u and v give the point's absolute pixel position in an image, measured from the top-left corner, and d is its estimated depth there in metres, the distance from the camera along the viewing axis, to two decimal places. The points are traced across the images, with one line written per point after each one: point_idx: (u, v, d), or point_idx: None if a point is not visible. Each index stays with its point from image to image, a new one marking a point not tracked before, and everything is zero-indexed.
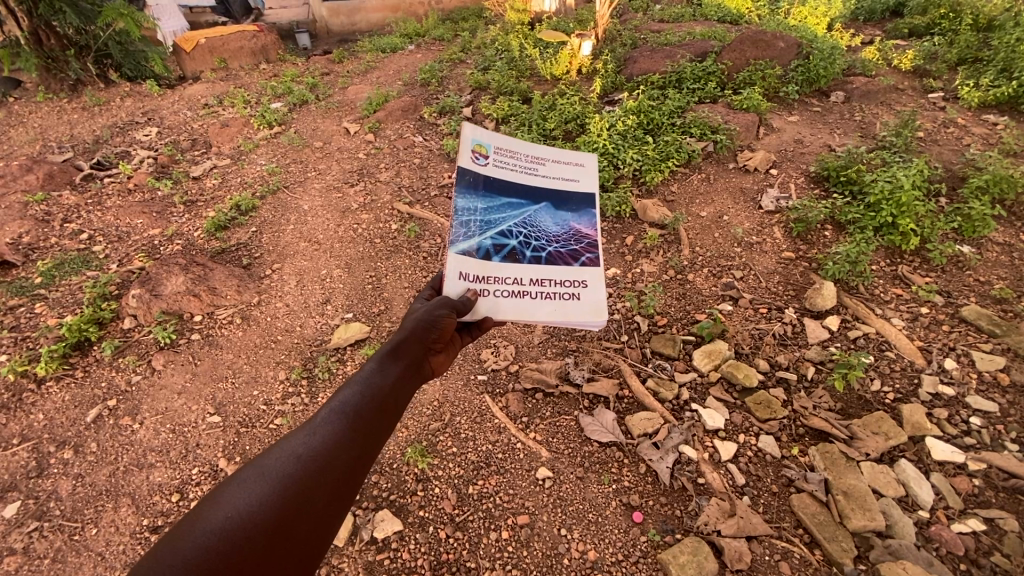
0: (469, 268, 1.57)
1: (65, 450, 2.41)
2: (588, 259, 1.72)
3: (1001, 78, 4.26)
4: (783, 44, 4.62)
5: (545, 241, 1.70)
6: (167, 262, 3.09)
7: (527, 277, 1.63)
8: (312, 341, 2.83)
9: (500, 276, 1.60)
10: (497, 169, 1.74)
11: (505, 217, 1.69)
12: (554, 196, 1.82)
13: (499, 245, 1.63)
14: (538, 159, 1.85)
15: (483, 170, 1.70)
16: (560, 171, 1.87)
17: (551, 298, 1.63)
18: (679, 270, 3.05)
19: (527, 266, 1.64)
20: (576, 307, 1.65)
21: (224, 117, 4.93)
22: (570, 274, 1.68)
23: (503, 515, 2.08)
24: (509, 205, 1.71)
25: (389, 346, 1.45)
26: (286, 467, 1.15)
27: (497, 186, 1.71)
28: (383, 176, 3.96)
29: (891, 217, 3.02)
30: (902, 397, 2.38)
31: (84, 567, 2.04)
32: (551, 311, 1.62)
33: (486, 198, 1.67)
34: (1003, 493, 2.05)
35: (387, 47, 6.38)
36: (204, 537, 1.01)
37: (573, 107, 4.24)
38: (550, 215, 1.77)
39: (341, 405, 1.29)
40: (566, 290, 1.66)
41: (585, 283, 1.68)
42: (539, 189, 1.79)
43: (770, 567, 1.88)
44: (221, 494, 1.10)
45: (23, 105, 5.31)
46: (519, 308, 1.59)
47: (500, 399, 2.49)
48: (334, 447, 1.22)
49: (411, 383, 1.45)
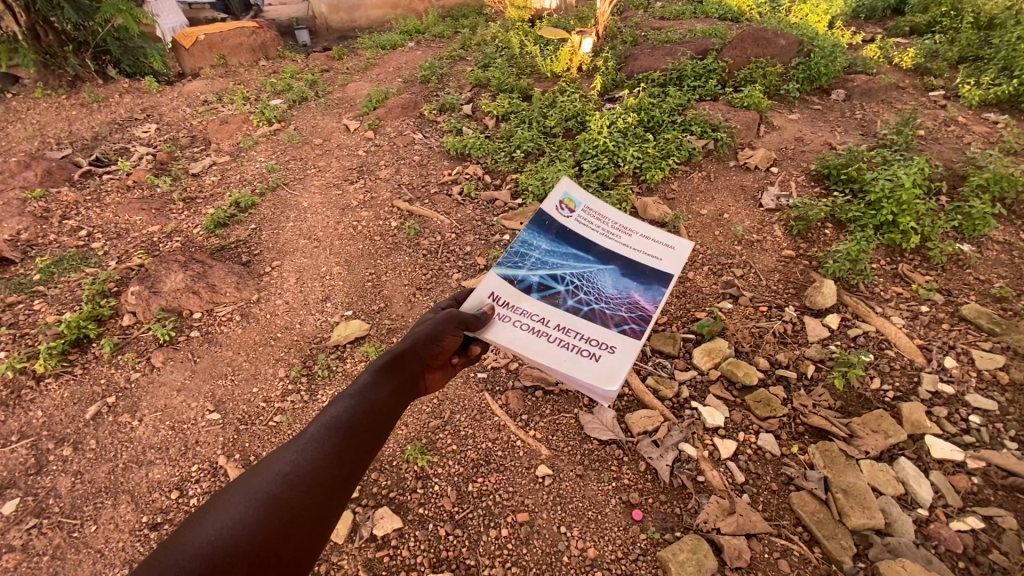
0: (503, 293, 1.72)
1: (63, 447, 2.41)
2: (630, 327, 1.67)
3: (1002, 77, 4.26)
4: (783, 42, 4.61)
5: (594, 298, 1.74)
6: (166, 259, 3.07)
7: (556, 321, 1.66)
8: (311, 339, 2.83)
9: (530, 311, 1.68)
10: (578, 224, 1.98)
11: (564, 265, 1.84)
12: (625, 262, 1.88)
13: (545, 286, 1.76)
14: (626, 230, 1.98)
15: (564, 221, 1.97)
16: (645, 246, 1.93)
17: (570, 349, 1.60)
18: (679, 268, 3.05)
19: (562, 312, 1.69)
20: (590, 367, 1.57)
21: (223, 114, 4.91)
22: (602, 335, 1.65)
23: (503, 513, 2.08)
24: (574, 257, 1.87)
25: (383, 361, 1.46)
26: (273, 485, 1.14)
27: (570, 239, 1.93)
28: (383, 174, 3.95)
29: (891, 216, 3.02)
30: (902, 396, 2.38)
31: (83, 564, 2.04)
32: (563, 360, 1.58)
33: (554, 244, 1.90)
34: (1003, 492, 2.05)
35: (386, 44, 6.36)
36: (185, 559, 0.99)
37: (574, 104, 4.22)
38: (613, 278, 1.82)
39: (331, 422, 1.28)
40: (589, 348, 1.61)
41: (613, 349, 1.61)
42: (611, 252, 1.90)
43: (769, 565, 1.89)
44: (206, 514, 1.09)
45: (21, 101, 5.29)
46: (531, 344, 1.60)
47: (499, 397, 2.48)
48: (322, 465, 1.21)
49: (403, 398, 1.45)
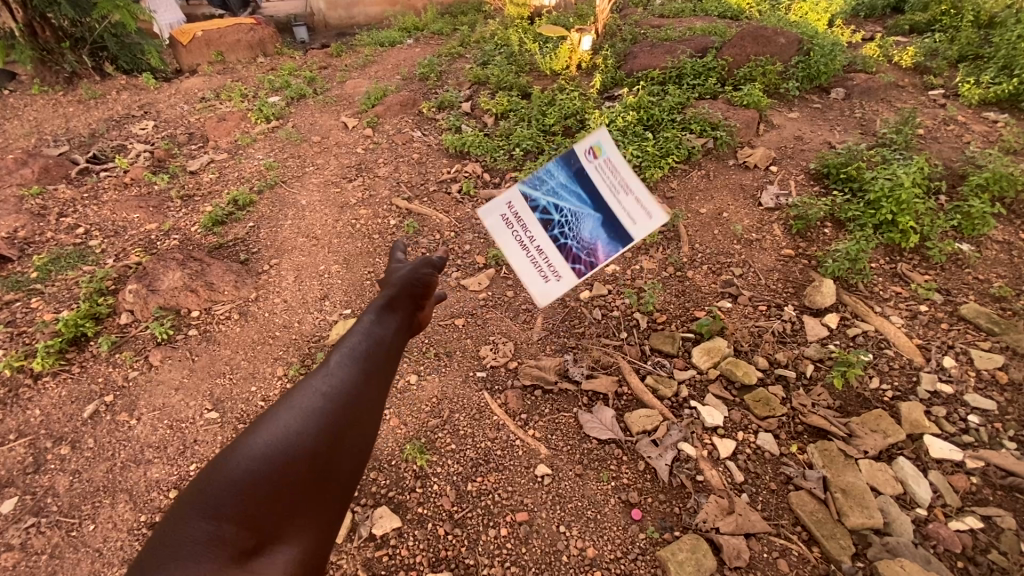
0: (513, 207, 1.80)
1: (61, 446, 2.40)
2: (581, 266, 1.77)
3: (1001, 76, 4.26)
4: (783, 40, 4.59)
5: (569, 234, 1.76)
6: (163, 257, 3.05)
7: (538, 239, 1.80)
8: (310, 337, 2.82)
9: (526, 224, 1.80)
10: (593, 171, 1.70)
11: (568, 199, 1.74)
12: (607, 220, 1.71)
13: (546, 208, 1.77)
14: (628, 187, 1.67)
15: (584, 163, 1.70)
16: (632, 211, 1.67)
17: (532, 263, 1.82)
18: (678, 267, 3.04)
19: (546, 235, 1.79)
20: (538, 281, 1.83)
21: (221, 111, 4.89)
22: (560, 263, 1.80)
23: (502, 512, 2.08)
24: (576, 196, 1.73)
25: (384, 300, 1.50)
26: (313, 404, 1.19)
27: (582, 182, 1.72)
28: (382, 171, 3.93)
29: (890, 215, 3.02)
30: (901, 395, 2.38)
31: (81, 564, 2.03)
32: (522, 265, 1.83)
33: (569, 179, 1.73)
34: (1001, 491, 2.05)
35: (385, 41, 6.33)
36: (241, 472, 1.07)
37: (573, 102, 4.21)
38: (590, 228, 1.73)
39: (352, 351, 1.33)
40: (548, 270, 1.81)
41: (559, 279, 1.81)
42: (602, 203, 1.70)
43: (768, 564, 1.89)
44: (253, 432, 1.14)
45: (18, 98, 5.26)
46: (507, 242, 1.83)
47: (499, 396, 2.47)
48: (353, 388, 1.25)
49: (405, 333, 1.51)
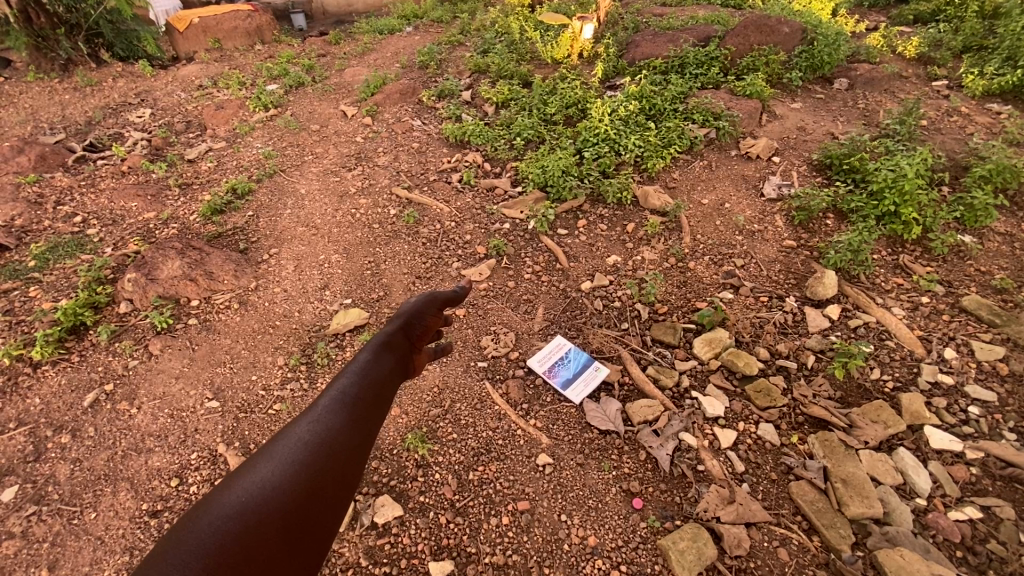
0: (565, 341, 2.61)
1: (61, 435, 2.39)
2: (549, 372, 2.49)
3: (1006, 67, 4.22)
4: (787, 29, 4.52)
5: (564, 365, 2.52)
6: (162, 246, 3.01)
7: (556, 354, 2.57)
8: (311, 327, 2.82)
9: (561, 348, 2.59)
10: (587, 367, 2.50)
11: (574, 362, 2.53)
12: (571, 382, 2.45)
13: (572, 354, 2.56)
14: (589, 385, 2.44)
15: (588, 365, 2.52)
16: (581, 389, 2.42)
17: (544, 352, 2.58)
18: (679, 258, 3.03)
19: (558, 355, 2.56)
20: (535, 356, 2.57)
21: (219, 99, 4.84)
22: (550, 363, 2.53)
23: (504, 501, 2.08)
24: (575, 367, 2.51)
25: (379, 341, 1.51)
26: (295, 452, 1.14)
27: (580, 368, 2.50)
28: (382, 161, 3.90)
29: (893, 206, 2.98)
30: (901, 386, 2.38)
31: (83, 552, 2.04)
32: (541, 349, 2.60)
33: (580, 363, 2.52)
34: (1000, 482, 2.06)
35: (384, 28, 6.27)
36: (217, 519, 0.99)
37: (574, 91, 4.16)
38: (565, 373, 2.48)
39: (340, 395, 1.30)
40: (545, 358, 2.55)
41: (539, 365, 2.52)
42: (576, 377, 2.47)
43: (769, 553, 1.90)
44: (230, 485, 1.08)
45: (13, 85, 5.20)
46: (548, 343, 2.64)
47: (500, 385, 2.48)
48: (339, 433, 1.21)
49: (402, 375, 1.50)
